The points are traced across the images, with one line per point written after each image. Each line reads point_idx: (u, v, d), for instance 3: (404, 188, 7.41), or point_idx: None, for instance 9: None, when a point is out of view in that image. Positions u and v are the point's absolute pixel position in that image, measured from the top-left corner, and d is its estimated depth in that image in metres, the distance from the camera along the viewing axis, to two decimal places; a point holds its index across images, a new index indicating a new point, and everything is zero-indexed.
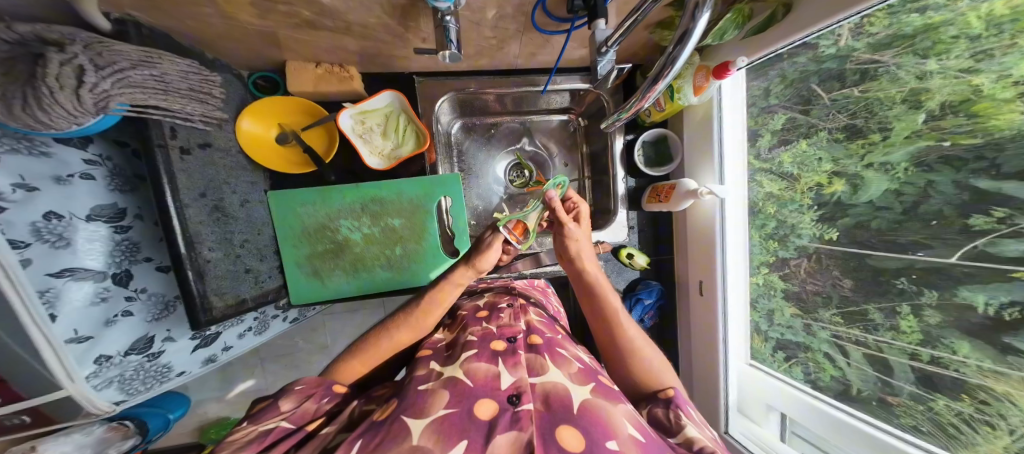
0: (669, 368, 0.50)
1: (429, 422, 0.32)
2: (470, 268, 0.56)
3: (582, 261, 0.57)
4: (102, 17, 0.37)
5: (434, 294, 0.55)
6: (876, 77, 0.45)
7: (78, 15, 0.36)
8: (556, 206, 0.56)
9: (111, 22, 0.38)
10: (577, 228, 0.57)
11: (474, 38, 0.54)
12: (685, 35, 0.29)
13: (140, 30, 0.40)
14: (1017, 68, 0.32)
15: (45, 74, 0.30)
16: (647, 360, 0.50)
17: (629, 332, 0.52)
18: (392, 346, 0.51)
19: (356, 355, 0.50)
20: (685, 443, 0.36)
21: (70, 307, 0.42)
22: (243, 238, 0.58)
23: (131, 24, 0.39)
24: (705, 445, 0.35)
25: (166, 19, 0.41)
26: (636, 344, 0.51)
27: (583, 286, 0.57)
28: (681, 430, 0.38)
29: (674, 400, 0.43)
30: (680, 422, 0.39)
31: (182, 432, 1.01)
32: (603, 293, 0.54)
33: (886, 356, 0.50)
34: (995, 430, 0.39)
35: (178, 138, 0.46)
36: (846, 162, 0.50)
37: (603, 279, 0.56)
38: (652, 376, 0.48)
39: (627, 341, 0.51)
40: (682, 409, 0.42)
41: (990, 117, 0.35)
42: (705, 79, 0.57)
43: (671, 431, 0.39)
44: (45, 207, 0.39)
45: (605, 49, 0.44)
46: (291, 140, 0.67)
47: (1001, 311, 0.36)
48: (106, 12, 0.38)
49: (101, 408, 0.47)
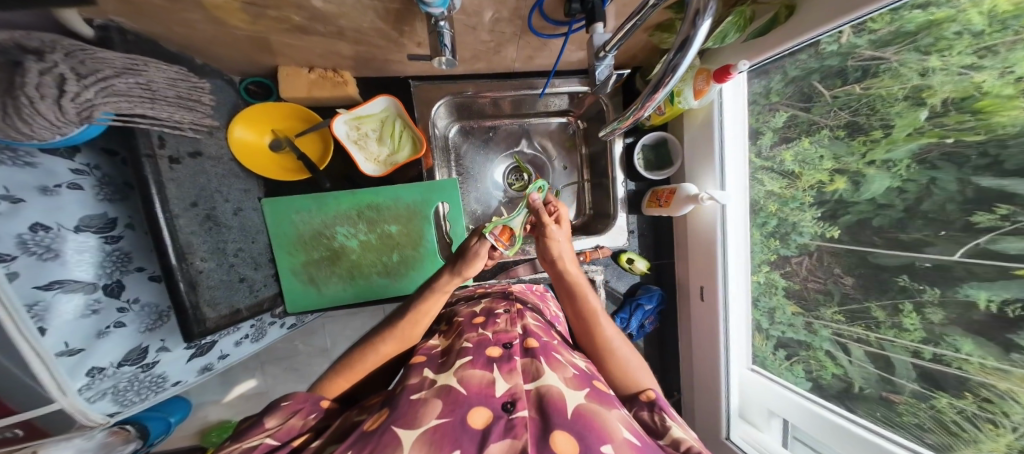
0: (649, 371, 0.49)
1: (421, 433, 0.31)
2: (455, 276, 0.55)
3: (563, 264, 0.56)
4: (84, 23, 0.36)
5: (421, 305, 0.54)
6: (878, 74, 0.44)
7: (59, 24, 0.35)
8: (537, 208, 0.56)
9: (94, 28, 0.38)
10: (559, 230, 0.56)
11: (470, 42, 0.54)
12: (685, 42, 0.28)
13: (123, 36, 0.39)
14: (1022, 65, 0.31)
15: (23, 84, 0.29)
16: (629, 362, 0.49)
17: (609, 334, 0.51)
18: (380, 359, 0.51)
19: (342, 373, 0.49)
20: (672, 444, 0.35)
21: (60, 320, 0.41)
22: (238, 246, 0.57)
23: (115, 30, 0.38)
24: (691, 445, 0.35)
25: (150, 25, 0.40)
26: (616, 346, 0.50)
27: (564, 290, 0.56)
28: (668, 432, 0.37)
29: (656, 402, 0.42)
30: (666, 424, 0.39)
31: (182, 436, 1.00)
32: (583, 296, 0.53)
33: (888, 354, 0.48)
34: (997, 427, 0.38)
35: (166, 147, 0.45)
36: (848, 159, 0.49)
37: (583, 282, 0.55)
38: (631, 378, 0.47)
39: (608, 345, 0.50)
40: (665, 412, 0.41)
41: (994, 115, 0.34)
42: (705, 83, 0.57)
43: (659, 433, 0.38)
44: (31, 219, 0.38)
45: (604, 54, 0.43)
46: (285, 147, 0.65)
47: (1003, 307, 0.35)
48: (88, 18, 0.37)
49: (94, 421, 0.46)
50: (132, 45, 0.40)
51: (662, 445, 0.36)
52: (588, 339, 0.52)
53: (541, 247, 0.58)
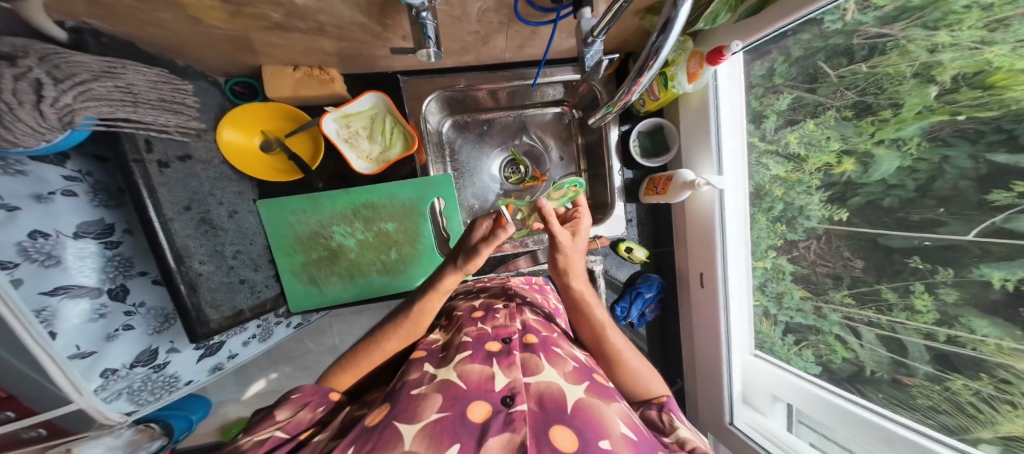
0: (657, 375, 0.50)
1: (420, 427, 0.32)
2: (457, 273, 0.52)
3: (570, 280, 0.53)
4: (56, 26, 0.36)
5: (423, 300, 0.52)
6: (886, 52, 0.42)
7: (27, 26, 0.35)
8: (552, 216, 0.49)
9: (67, 31, 0.38)
10: (572, 242, 0.51)
11: (457, 33, 0.52)
12: (667, 24, 0.27)
13: (98, 39, 0.39)
14: None
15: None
16: (650, 382, 0.49)
17: (617, 344, 0.49)
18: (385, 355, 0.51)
19: (347, 368, 0.49)
20: (678, 442, 0.38)
21: (68, 324, 0.42)
22: (235, 249, 0.58)
23: (89, 33, 0.38)
24: (696, 445, 0.38)
25: (125, 26, 0.40)
26: (644, 377, 0.48)
27: (582, 325, 0.53)
28: (674, 430, 0.40)
29: (666, 404, 0.45)
30: (673, 424, 0.42)
31: (206, 432, 1.03)
32: (590, 310, 0.51)
33: (899, 337, 0.47)
34: (1015, 408, 0.37)
35: (154, 151, 0.45)
36: (856, 140, 0.47)
37: (598, 308, 0.52)
38: (642, 384, 0.48)
39: (636, 378, 0.48)
40: (674, 413, 0.44)
41: (1007, 89, 0.32)
42: (699, 66, 0.54)
43: (664, 431, 0.41)
44: (29, 226, 0.39)
45: (592, 39, 0.41)
46: (276, 147, 0.66)
47: (1019, 286, 0.33)
48: (59, 21, 0.37)
49: (111, 419, 0.48)
50: (108, 48, 0.41)
51: (668, 444, 0.39)
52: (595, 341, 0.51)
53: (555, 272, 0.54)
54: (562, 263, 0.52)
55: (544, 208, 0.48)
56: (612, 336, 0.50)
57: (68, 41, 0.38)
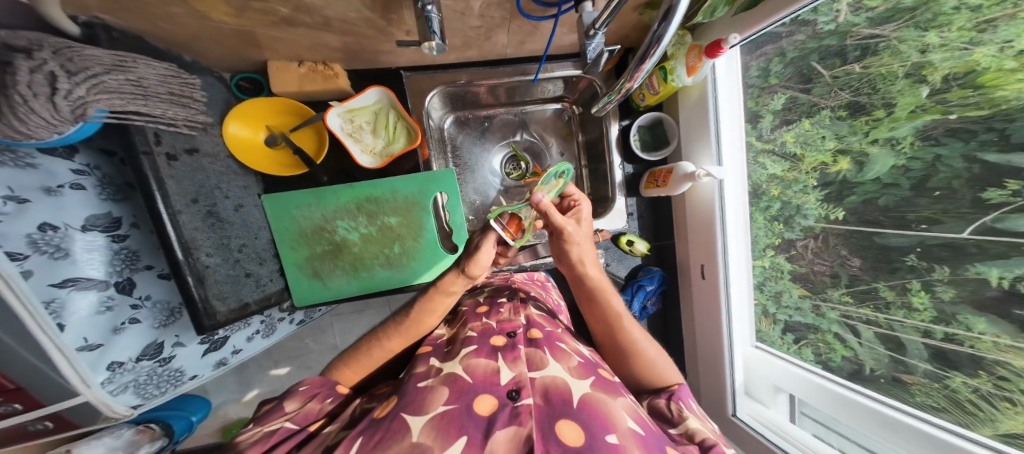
0: (672, 364, 0.51)
1: (428, 419, 0.33)
2: (461, 274, 0.51)
3: (584, 269, 0.52)
4: (69, 21, 0.37)
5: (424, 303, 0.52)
6: (877, 52, 0.43)
7: (42, 19, 0.35)
8: (548, 210, 0.46)
9: (79, 25, 0.38)
10: (577, 229, 0.50)
11: (460, 29, 0.53)
12: (669, 12, 0.28)
13: (109, 33, 0.40)
14: (1020, 39, 0.30)
15: (15, 81, 0.30)
16: (667, 373, 0.50)
17: (633, 333, 0.50)
18: (385, 355, 0.51)
19: (348, 363, 0.50)
20: (686, 434, 0.39)
21: (77, 317, 0.43)
22: (241, 242, 0.59)
23: (100, 27, 0.39)
24: (706, 437, 0.38)
25: (134, 21, 0.41)
26: (662, 368, 0.50)
27: (597, 316, 0.53)
28: (683, 422, 0.41)
29: (676, 393, 0.46)
30: (682, 415, 0.42)
31: (206, 433, 1.01)
32: (605, 299, 0.52)
33: (898, 334, 0.48)
34: (1014, 405, 0.37)
35: (163, 144, 0.46)
36: (851, 139, 0.48)
37: (613, 296, 0.52)
38: (659, 374, 0.49)
39: (655, 368, 0.50)
40: (683, 402, 0.44)
41: (997, 88, 0.33)
42: (697, 60, 0.56)
43: (671, 421, 0.42)
44: (39, 218, 0.40)
45: (593, 32, 0.42)
46: (280, 142, 0.66)
47: (1015, 283, 0.34)
48: (72, 16, 0.38)
49: (118, 412, 0.49)
50: (119, 43, 0.41)
51: (675, 435, 0.40)
52: (608, 329, 0.52)
53: (569, 264, 0.53)
54: (576, 253, 0.51)
55: (539, 203, 0.46)
56: (627, 324, 0.51)
57: (78, 36, 0.39)
